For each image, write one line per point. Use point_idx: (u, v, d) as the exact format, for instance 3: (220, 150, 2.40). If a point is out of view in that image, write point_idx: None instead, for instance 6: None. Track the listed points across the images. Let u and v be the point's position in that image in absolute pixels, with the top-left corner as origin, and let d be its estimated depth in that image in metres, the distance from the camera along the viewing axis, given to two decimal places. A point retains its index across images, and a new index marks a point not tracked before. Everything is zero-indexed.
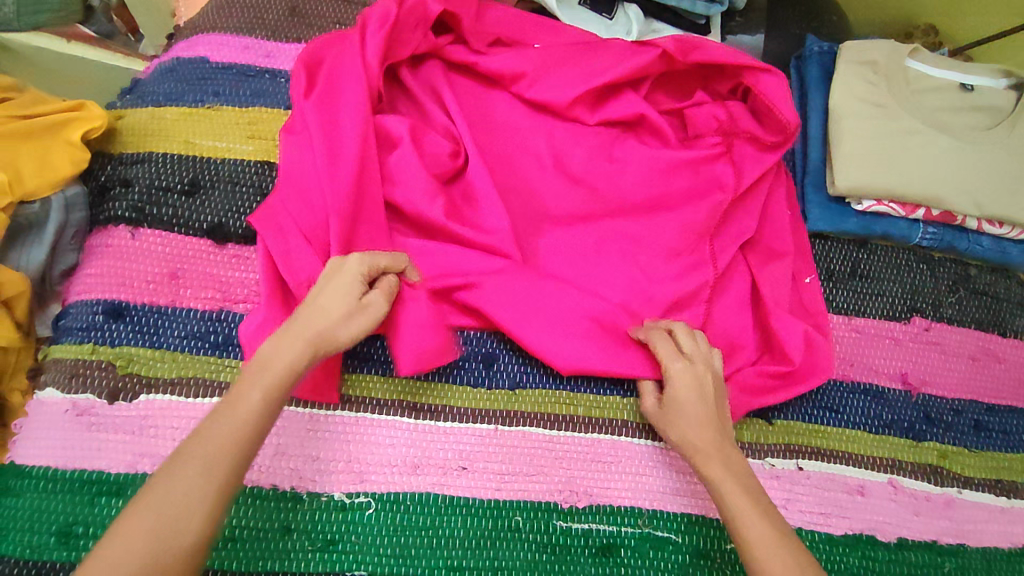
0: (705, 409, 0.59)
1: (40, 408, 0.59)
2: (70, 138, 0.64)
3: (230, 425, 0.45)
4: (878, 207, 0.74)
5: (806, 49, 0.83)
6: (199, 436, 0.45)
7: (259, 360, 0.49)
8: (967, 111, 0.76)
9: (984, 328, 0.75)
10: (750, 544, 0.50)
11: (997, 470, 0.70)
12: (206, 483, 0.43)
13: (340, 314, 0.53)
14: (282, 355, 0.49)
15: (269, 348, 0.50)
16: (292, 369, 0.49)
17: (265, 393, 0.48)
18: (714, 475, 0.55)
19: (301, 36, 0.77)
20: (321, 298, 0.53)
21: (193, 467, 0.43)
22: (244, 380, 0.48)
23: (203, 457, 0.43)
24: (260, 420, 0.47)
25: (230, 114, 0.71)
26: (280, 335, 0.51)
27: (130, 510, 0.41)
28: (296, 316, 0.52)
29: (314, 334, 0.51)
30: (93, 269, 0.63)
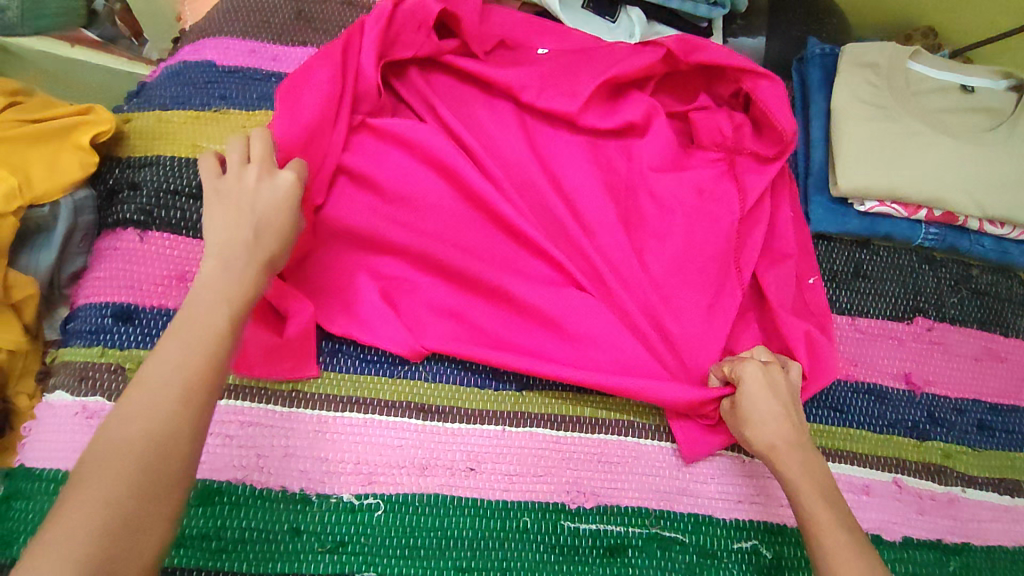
0: (778, 407, 0.59)
1: (50, 411, 0.59)
2: (79, 142, 0.65)
3: (192, 348, 0.43)
4: (881, 208, 0.74)
5: (807, 52, 0.83)
6: (160, 364, 0.42)
7: (199, 286, 0.47)
8: (968, 113, 0.77)
9: (986, 328, 0.75)
10: (827, 552, 0.50)
11: (1001, 469, 0.70)
12: (184, 411, 0.41)
13: (278, 239, 0.51)
14: (236, 279, 0.47)
15: (208, 275, 0.47)
16: (246, 286, 0.47)
17: (230, 313, 0.46)
18: (789, 473, 0.56)
19: (306, 39, 0.78)
20: (258, 215, 0.50)
21: (166, 401, 0.41)
22: (195, 301, 0.46)
23: (175, 387, 0.42)
24: (225, 339, 0.45)
25: (237, 118, 0.71)
26: (218, 256, 0.48)
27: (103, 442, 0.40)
28: (224, 237, 0.49)
29: (264, 261, 0.49)
30: (102, 272, 0.63)
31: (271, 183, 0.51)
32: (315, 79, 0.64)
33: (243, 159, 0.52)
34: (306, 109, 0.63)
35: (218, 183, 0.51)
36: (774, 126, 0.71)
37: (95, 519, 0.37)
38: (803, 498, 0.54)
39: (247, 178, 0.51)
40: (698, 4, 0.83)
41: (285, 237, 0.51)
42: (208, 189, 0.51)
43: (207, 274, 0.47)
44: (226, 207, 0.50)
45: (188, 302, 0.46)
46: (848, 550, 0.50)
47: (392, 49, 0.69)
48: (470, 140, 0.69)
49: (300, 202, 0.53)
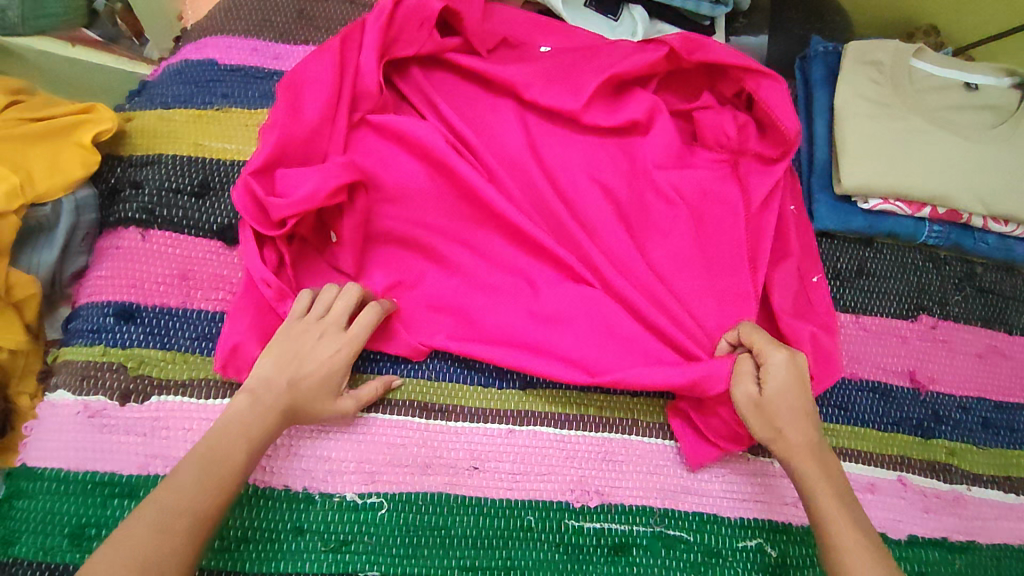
0: (802, 403, 0.58)
1: (52, 410, 0.59)
2: (82, 141, 0.64)
3: (209, 478, 0.49)
4: (884, 206, 0.74)
5: (810, 50, 0.83)
6: (177, 485, 0.48)
7: (229, 417, 0.53)
8: (972, 110, 0.77)
9: (990, 326, 0.75)
10: (844, 553, 0.51)
11: (1006, 467, 0.70)
12: (188, 533, 0.47)
13: (312, 402, 0.56)
14: (256, 418, 0.54)
15: (242, 410, 0.54)
16: (267, 430, 0.54)
17: (250, 447, 0.52)
18: (813, 474, 0.55)
19: (309, 37, 0.78)
20: (302, 365, 0.56)
21: (180, 526, 0.46)
22: (221, 436, 0.52)
23: (187, 515, 0.47)
24: (241, 474, 0.51)
25: (239, 116, 0.71)
26: (251, 397, 0.55)
27: (112, 544, 0.44)
28: (271, 379, 0.55)
29: (286, 410, 0.55)
30: (104, 271, 0.63)
31: (330, 344, 0.57)
32: (320, 79, 0.64)
33: (323, 312, 0.59)
34: (308, 112, 0.63)
35: (294, 321, 0.58)
36: (777, 127, 0.71)
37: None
38: (825, 501, 0.54)
39: (314, 333, 0.57)
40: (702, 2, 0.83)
41: (312, 401, 0.56)
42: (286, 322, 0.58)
43: (237, 407, 0.54)
44: (288, 349, 0.57)
45: (212, 434, 0.52)
46: (875, 556, 0.50)
47: (394, 48, 0.69)
48: (472, 139, 0.69)
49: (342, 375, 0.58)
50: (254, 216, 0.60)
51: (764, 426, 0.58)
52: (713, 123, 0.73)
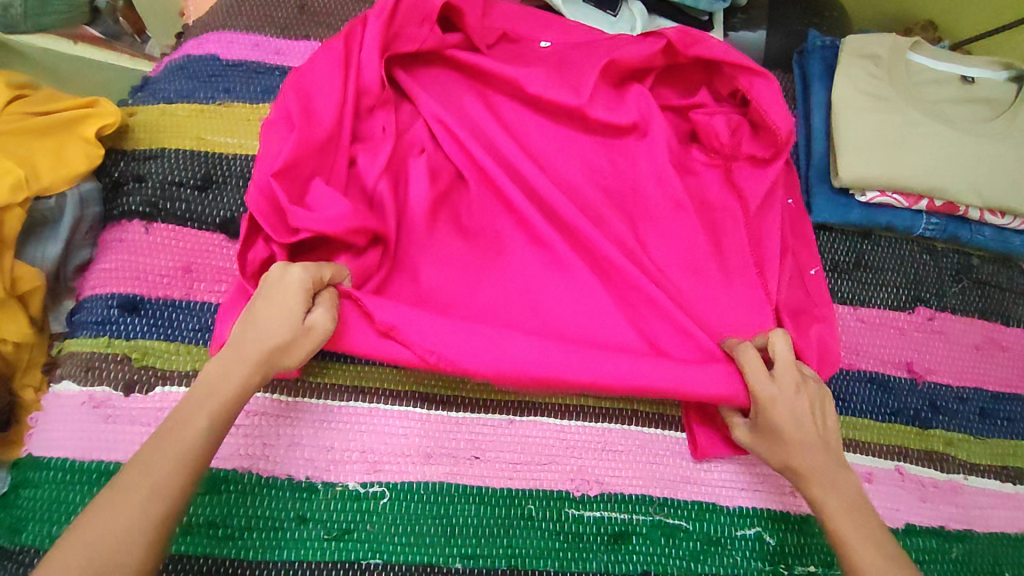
0: (811, 431, 0.56)
1: (57, 401, 0.60)
2: (85, 134, 0.65)
3: (167, 453, 0.45)
4: (882, 198, 0.75)
5: (808, 44, 0.84)
6: (137, 466, 0.44)
7: (204, 386, 0.49)
8: (969, 103, 0.77)
9: (987, 318, 0.75)
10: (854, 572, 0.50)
11: (1003, 457, 0.71)
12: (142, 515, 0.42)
13: (279, 333, 0.51)
14: (229, 373, 0.49)
15: (213, 373, 0.49)
16: (240, 393, 0.50)
17: (210, 417, 0.48)
18: (830, 502, 0.54)
19: (310, 33, 0.78)
20: (262, 305, 0.52)
21: (131, 498, 0.42)
22: (182, 406, 0.48)
23: (145, 484, 0.43)
24: (204, 443, 0.47)
25: (241, 111, 0.72)
26: (224, 359, 0.50)
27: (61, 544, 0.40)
28: (241, 331, 0.51)
29: (257, 352, 0.50)
30: (107, 264, 0.64)
31: (283, 273, 0.53)
32: (322, 73, 0.65)
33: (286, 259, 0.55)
34: (312, 105, 0.63)
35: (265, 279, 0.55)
36: (769, 128, 0.71)
37: None
38: (838, 522, 0.53)
39: (271, 276, 0.53)
40: None
41: (279, 331, 0.51)
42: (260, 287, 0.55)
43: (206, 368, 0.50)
44: (255, 301, 0.53)
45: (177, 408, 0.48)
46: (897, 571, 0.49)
47: (396, 43, 0.69)
48: (472, 134, 0.70)
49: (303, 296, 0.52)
50: (270, 217, 0.58)
51: (776, 456, 0.57)
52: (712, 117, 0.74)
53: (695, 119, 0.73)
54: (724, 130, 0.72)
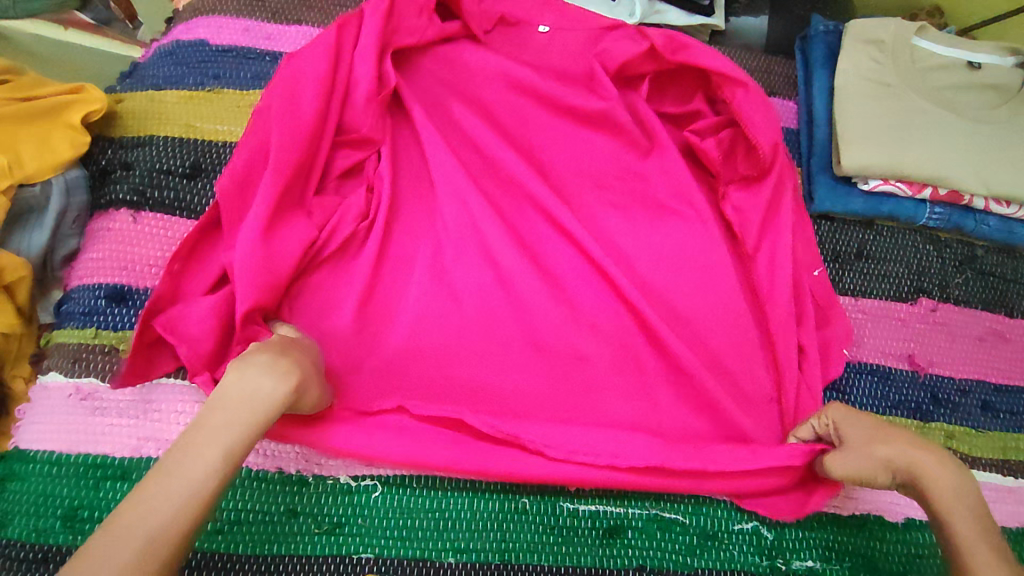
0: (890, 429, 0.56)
1: (43, 393, 0.58)
2: (70, 121, 0.64)
3: (173, 495, 0.41)
4: (885, 186, 0.73)
5: (811, 29, 0.82)
6: (145, 508, 0.40)
7: (228, 402, 0.46)
8: (974, 90, 0.76)
9: (991, 309, 0.74)
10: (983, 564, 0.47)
11: (1005, 451, 0.69)
12: (144, 564, 0.38)
13: (315, 374, 0.52)
14: (298, 361, 0.51)
15: (241, 384, 0.47)
16: (273, 403, 0.47)
17: (225, 452, 0.44)
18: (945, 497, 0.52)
19: (301, 17, 0.77)
20: (300, 351, 0.53)
21: (125, 552, 0.38)
22: (187, 443, 0.44)
23: (140, 535, 0.39)
24: (217, 481, 0.43)
25: (231, 97, 0.71)
26: (270, 368, 0.48)
27: None
28: (283, 355, 0.50)
29: (300, 381, 0.49)
30: (95, 253, 0.62)
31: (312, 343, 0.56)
32: (311, 63, 0.64)
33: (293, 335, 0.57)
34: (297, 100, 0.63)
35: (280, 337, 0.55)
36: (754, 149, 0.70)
37: None
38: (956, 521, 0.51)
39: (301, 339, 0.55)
40: None
41: (312, 376, 0.52)
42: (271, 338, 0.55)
43: (257, 357, 0.49)
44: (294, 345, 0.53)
45: (181, 440, 0.44)
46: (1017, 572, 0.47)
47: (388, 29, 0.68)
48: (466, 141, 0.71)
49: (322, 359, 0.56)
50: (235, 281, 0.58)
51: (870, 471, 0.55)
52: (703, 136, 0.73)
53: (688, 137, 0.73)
54: (715, 149, 0.72)
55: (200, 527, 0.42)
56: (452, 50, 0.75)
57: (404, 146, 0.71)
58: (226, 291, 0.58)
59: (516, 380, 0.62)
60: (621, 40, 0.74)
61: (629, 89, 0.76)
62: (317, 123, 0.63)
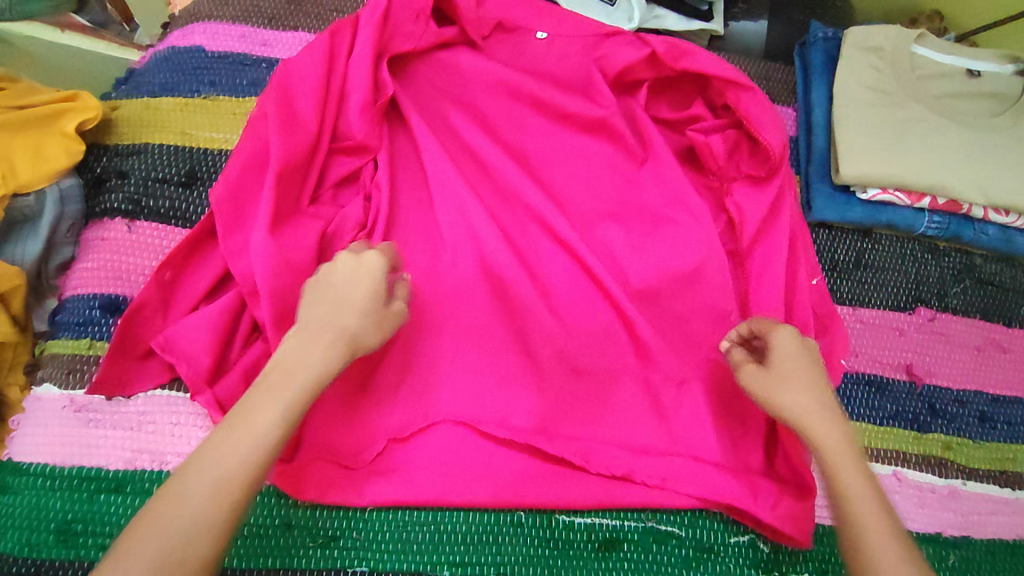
0: (813, 373, 0.54)
1: (37, 404, 0.58)
2: (64, 129, 0.64)
3: (239, 449, 0.44)
4: (883, 196, 0.73)
5: (810, 36, 0.82)
6: (213, 459, 0.43)
7: (286, 364, 0.48)
8: (974, 98, 0.76)
9: (989, 319, 0.74)
10: (860, 518, 0.47)
11: (1002, 462, 0.69)
12: (215, 512, 0.42)
13: (368, 319, 0.51)
14: (347, 316, 0.50)
15: (296, 351, 0.48)
16: (326, 369, 0.48)
17: (286, 409, 0.46)
18: (835, 447, 0.51)
19: (298, 23, 0.76)
20: (350, 299, 0.51)
21: (200, 492, 0.42)
22: (258, 393, 0.47)
23: (213, 483, 0.42)
24: (280, 434, 0.46)
25: (227, 104, 0.70)
26: (320, 335, 0.49)
27: (142, 525, 0.41)
28: (337, 315, 0.50)
29: (348, 342, 0.50)
30: (89, 263, 0.62)
31: (368, 265, 0.53)
32: (308, 73, 0.65)
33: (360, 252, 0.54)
34: (295, 110, 0.64)
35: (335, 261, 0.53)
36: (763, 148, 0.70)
37: None
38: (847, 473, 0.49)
39: (358, 267, 0.52)
40: None
41: (366, 324, 0.51)
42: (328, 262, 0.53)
43: (312, 312, 0.50)
44: (349, 283, 0.52)
45: (252, 393, 0.47)
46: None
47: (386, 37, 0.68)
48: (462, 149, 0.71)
49: (388, 277, 0.54)
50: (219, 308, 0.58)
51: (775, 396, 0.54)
52: (708, 135, 0.73)
53: (691, 136, 0.73)
54: (719, 145, 0.71)
55: (272, 468, 0.45)
56: (450, 57, 0.75)
57: (401, 153, 0.70)
58: (221, 302, 0.58)
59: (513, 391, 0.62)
60: (620, 48, 0.74)
61: (627, 97, 0.76)
62: (312, 133, 0.64)
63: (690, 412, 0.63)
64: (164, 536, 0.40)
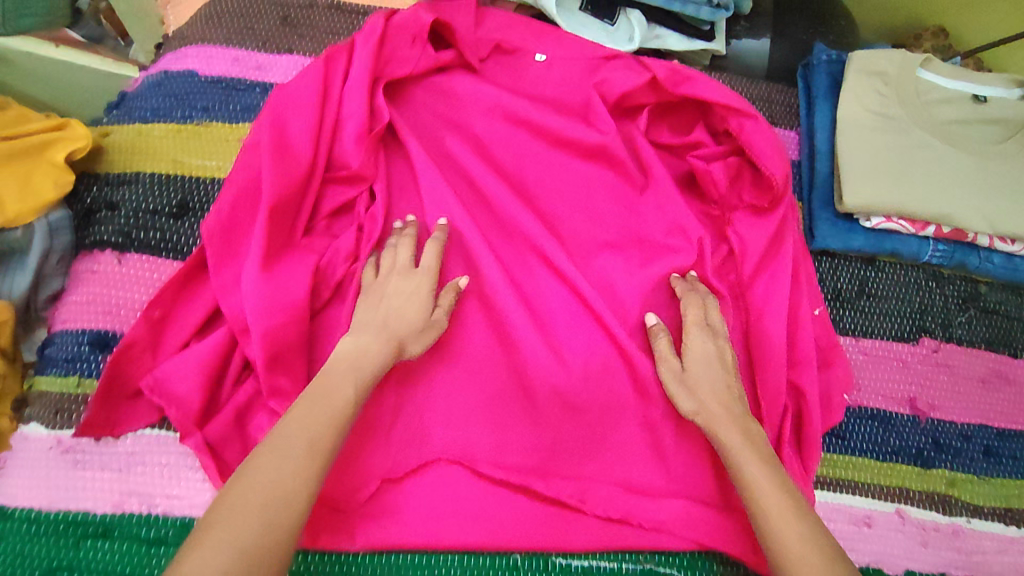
0: (719, 376, 0.60)
1: (24, 444, 0.57)
2: (54, 160, 0.62)
3: (324, 413, 0.49)
4: (887, 224, 0.72)
5: (813, 57, 0.81)
6: (300, 419, 0.48)
7: (347, 359, 0.54)
8: (981, 124, 0.74)
9: (994, 350, 0.73)
10: (761, 503, 0.52)
11: (1007, 499, 0.68)
12: (310, 464, 0.47)
13: (416, 325, 0.57)
14: (396, 321, 0.57)
15: (352, 350, 0.54)
16: (380, 364, 0.54)
17: (357, 388, 0.52)
18: (737, 441, 0.56)
19: (293, 45, 0.75)
20: (395, 310, 0.57)
21: (297, 453, 0.47)
22: (329, 374, 0.52)
23: (305, 439, 0.47)
24: (352, 408, 0.51)
25: (220, 130, 0.69)
26: (372, 337, 0.55)
27: (249, 469, 0.45)
28: (388, 319, 0.57)
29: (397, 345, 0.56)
30: (78, 296, 0.61)
31: (413, 278, 0.59)
32: (302, 102, 0.64)
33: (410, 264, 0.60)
34: (288, 140, 0.62)
35: (389, 270, 0.60)
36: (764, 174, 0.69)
37: (235, 534, 0.42)
38: (748, 464, 0.54)
39: (410, 278, 0.59)
40: (701, 7, 0.81)
41: (413, 328, 0.57)
42: (384, 271, 0.60)
43: (366, 318, 0.57)
44: (401, 291, 0.58)
45: (325, 372, 0.53)
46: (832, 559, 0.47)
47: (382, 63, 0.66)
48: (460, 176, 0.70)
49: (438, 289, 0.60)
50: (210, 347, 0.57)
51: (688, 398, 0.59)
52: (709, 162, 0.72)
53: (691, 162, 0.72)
54: (720, 172, 0.70)
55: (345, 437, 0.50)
56: (447, 80, 0.74)
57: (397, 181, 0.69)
58: (213, 340, 0.57)
59: (510, 428, 0.61)
60: (619, 73, 0.73)
61: (626, 122, 0.74)
62: (306, 164, 0.62)
63: (688, 449, 0.62)
64: (274, 482, 0.45)
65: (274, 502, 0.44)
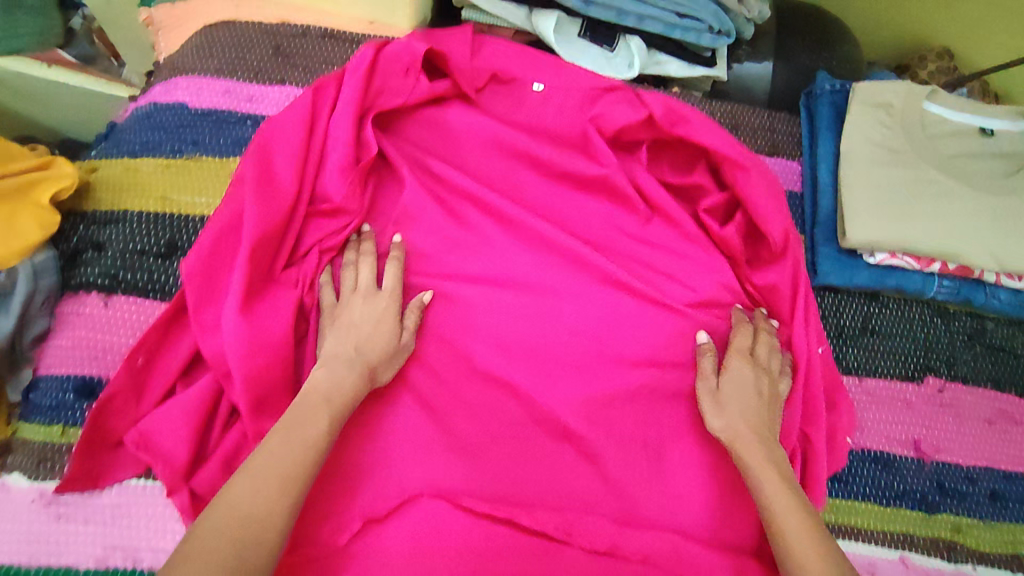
0: (755, 403, 0.59)
1: (5, 496, 0.56)
2: (38, 201, 0.61)
3: (296, 446, 0.48)
4: (892, 260, 0.70)
5: (816, 87, 0.79)
6: (269, 454, 0.47)
7: (314, 388, 0.53)
8: (987, 157, 0.73)
9: (1001, 388, 0.71)
10: (783, 529, 0.51)
11: (1013, 544, 0.66)
12: (283, 499, 0.45)
13: (385, 350, 0.57)
14: (365, 347, 0.56)
15: (319, 377, 0.53)
16: (350, 396, 0.53)
17: (330, 421, 0.51)
18: (760, 465, 0.55)
19: (285, 75, 0.73)
20: (363, 336, 0.57)
21: (268, 487, 0.45)
22: (297, 409, 0.51)
23: (275, 474, 0.46)
24: (323, 439, 0.50)
25: (210, 166, 0.68)
26: (339, 362, 0.55)
27: (217, 507, 0.44)
28: (356, 345, 0.56)
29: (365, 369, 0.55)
30: (62, 341, 0.60)
31: (375, 302, 0.59)
32: (293, 139, 0.63)
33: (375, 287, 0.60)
34: (277, 180, 0.61)
35: (351, 294, 0.59)
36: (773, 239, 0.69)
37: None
38: (772, 488, 0.54)
39: (376, 303, 0.59)
40: (702, 33, 0.79)
41: (382, 353, 0.57)
42: (348, 296, 0.59)
43: (335, 348, 0.56)
44: (368, 314, 0.58)
45: (297, 404, 0.51)
46: None
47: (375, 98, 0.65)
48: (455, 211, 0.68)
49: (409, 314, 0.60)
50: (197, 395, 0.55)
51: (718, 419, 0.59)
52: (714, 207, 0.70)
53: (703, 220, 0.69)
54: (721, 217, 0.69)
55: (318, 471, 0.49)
56: (443, 112, 0.72)
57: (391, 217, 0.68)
58: (199, 389, 0.56)
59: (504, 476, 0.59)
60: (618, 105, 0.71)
61: (626, 154, 0.73)
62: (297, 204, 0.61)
63: (686, 497, 0.61)
64: (239, 521, 0.43)
65: (244, 542, 0.42)
